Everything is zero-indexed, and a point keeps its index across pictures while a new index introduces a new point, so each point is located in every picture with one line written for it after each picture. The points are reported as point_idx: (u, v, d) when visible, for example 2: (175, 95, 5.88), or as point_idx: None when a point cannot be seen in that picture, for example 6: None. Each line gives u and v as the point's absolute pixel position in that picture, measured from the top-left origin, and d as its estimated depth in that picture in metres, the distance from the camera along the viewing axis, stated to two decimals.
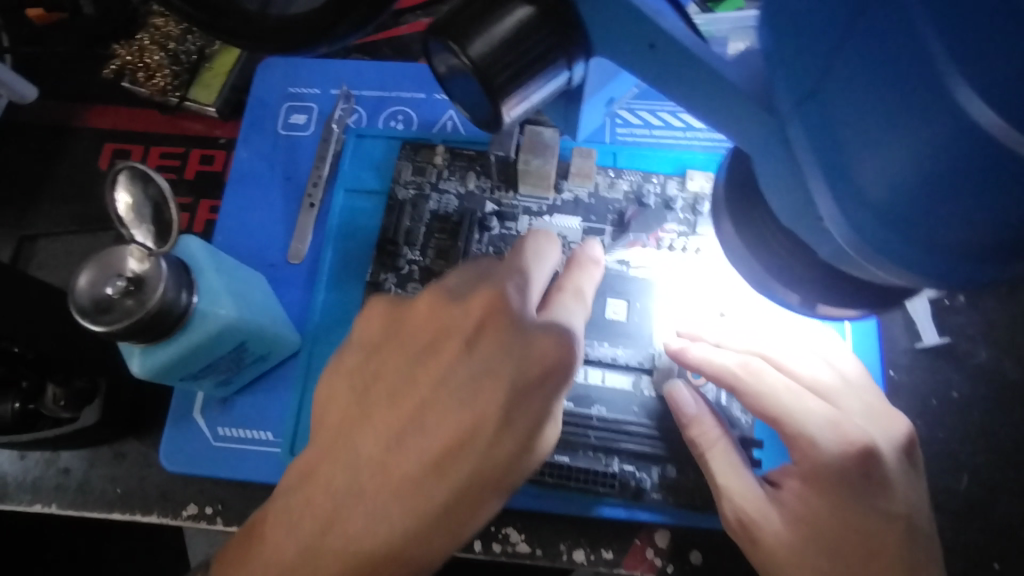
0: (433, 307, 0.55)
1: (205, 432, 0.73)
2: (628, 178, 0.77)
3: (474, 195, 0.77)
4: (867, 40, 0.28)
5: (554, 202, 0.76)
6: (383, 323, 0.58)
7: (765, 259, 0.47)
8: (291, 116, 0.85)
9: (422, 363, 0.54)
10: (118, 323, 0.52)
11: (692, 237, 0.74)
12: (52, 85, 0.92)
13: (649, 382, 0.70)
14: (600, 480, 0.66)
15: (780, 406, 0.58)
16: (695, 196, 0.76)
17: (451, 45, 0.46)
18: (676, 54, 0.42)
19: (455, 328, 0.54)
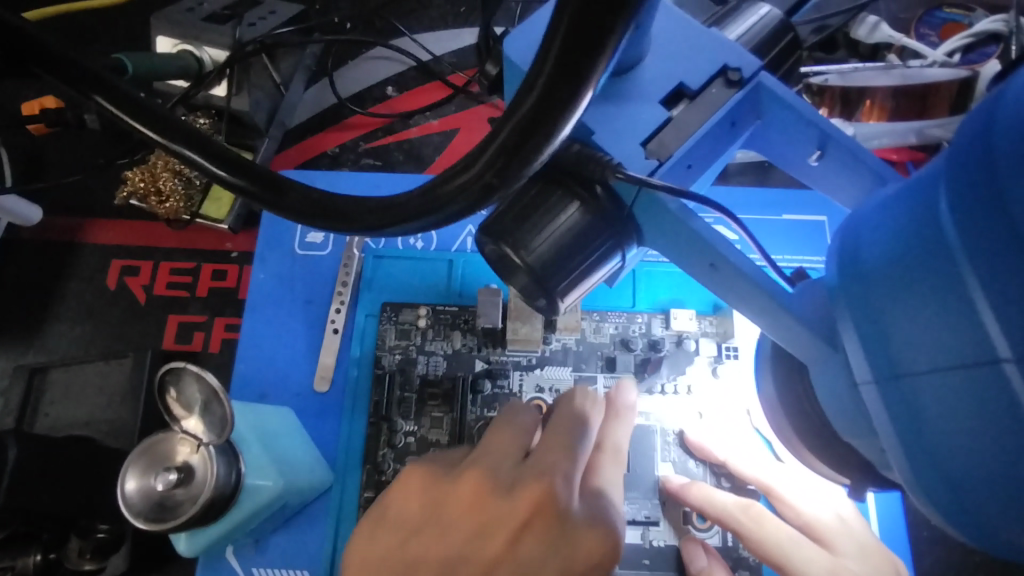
0: (479, 493, 0.52)
1: (239, 574, 0.72)
2: (613, 321, 0.77)
3: (461, 354, 0.75)
4: (964, 379, 0.29)
5: (543, 353, 0.76)
6: (420, 500, 0.54)
7: (818, 446, 0.48)
8: (308, 234, 0.84)
9: (469, 556, 0.51)
10: (172, 518, 0.52)
11: (682, 377, 0.75)
12: (56, 201, 0.90)
13: (658, 533, 0.70)
14: None
15: (780, 555, 0.64)
16: (680, 334, 0.76)
17: (508, 249, 0.47)
18: (736, 275, 0.43)
19: (499, 523, 0.51)
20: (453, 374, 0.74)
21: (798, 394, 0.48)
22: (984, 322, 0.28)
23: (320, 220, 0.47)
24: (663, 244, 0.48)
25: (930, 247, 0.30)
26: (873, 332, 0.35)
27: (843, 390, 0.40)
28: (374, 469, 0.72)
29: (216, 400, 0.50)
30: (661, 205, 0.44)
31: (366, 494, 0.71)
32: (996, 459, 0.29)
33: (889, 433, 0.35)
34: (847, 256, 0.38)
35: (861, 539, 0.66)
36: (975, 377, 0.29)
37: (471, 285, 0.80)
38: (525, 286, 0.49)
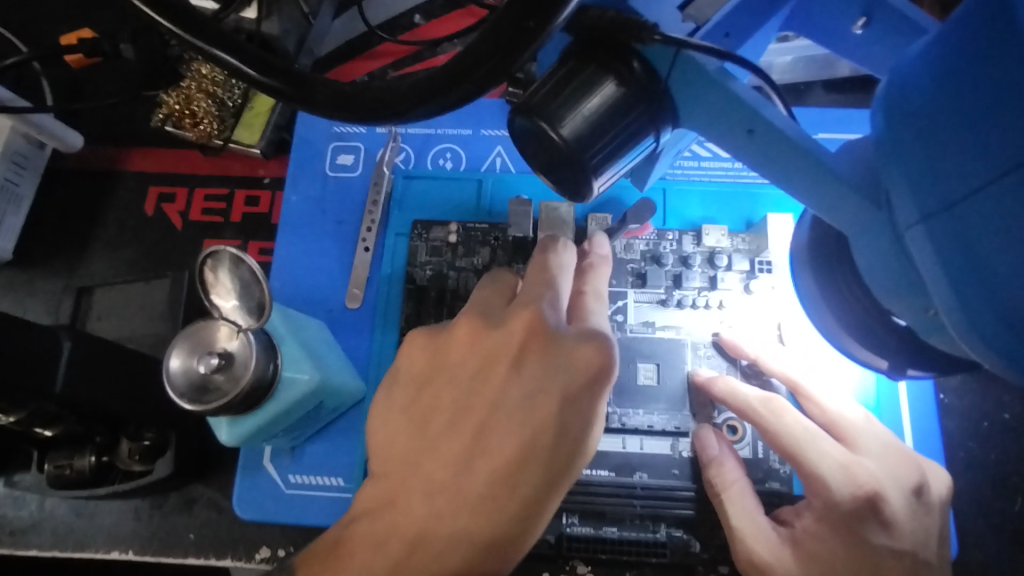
0: (474, 334, 0.54)
1: (276, 480, 0.74)
2: (643, 238, 0.77)
3: (491, 269, 0.76)
4: (1022, 182, 0.28)
5: None
6: (426, 357, 0.56)
7: (857, 325, 0.47)
8: (338, 157, 0.85)
9: (476, 390, 0.52)
10: (212, 402, 0.53)
11: (713, 293, 0.75)
12: (95, 131, 0.92)
13: (687, 444, 0.71)
14: (649, 550, 0.69)
15: (796, 446, 0.62)
16: (712, 250, 0.76)
17: (542, 125, 0.46)
18: (775, 139, 0.43)
19: (501, 350, 0.53)
20: None
21: (840, 277, 0.47)
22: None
23: (348, 113, 0.46)
24: (698, 121, 0.47)
25: (981, 60, 0.30)
26: (920, 167, 0.34)
27: (888, 248, 0.39)
28: None
29: (254, 284, 0.51)
30: (698, 66, 0.44)
31: None
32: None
33: (935, 268, 0.33)
34: (889, 101, 0.36)
35: (887, 439, 0.63)
36: (1021, 180, 0.28)
37: (500, 204, 0.80)
38: (561, 168, 0.49)
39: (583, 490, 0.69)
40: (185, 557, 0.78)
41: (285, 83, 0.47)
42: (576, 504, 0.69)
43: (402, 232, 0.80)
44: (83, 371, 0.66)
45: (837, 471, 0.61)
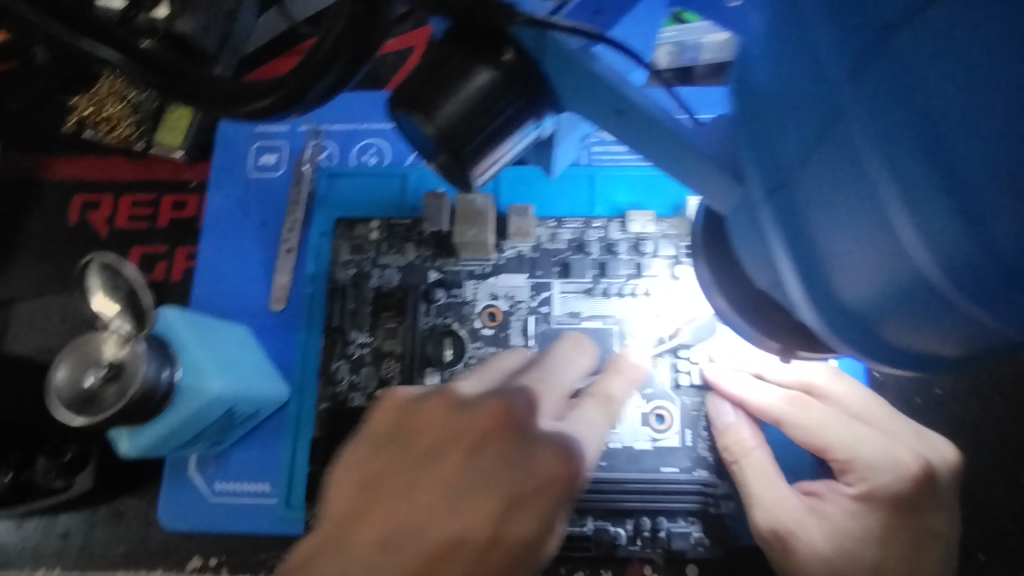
0: (447, 412, 0.52)
1: (202, 489, 0.73)
2: (569, 226, 0.76)
3: (414, 265, 0.75)
4: (832, 160, 0.28)
5: (498, 261, 0.75)
6: (394, 419, 0.54)
7: (748, 306, 0.45)
8: (261, 157, 0.83)
9: (428, 466, 0.50)
10: (101, 414, 0.52)
11: (640, 281, 0.73)
12: (15, 140, 0.90)
13: (614, 436, 0.70)
14: (576, 544, 0.68)
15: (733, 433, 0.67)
16: (638, 236, 0.75)
17: (416, 117, 0.45)
18: (643, 120, 0.41)
19: (461, 434, 0.51)
20: (405, 285, 0.74)
21: (728, 257, 0.46)
22: (841, 87, 0.26)
23: (218, 108, 0.49)
24: (576, 103, 0.45)
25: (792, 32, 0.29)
26: (761, 144, 0.33)
27: (749, 230, 0.37)
28: (329, 381, 0.72)
29: (138, 293, 0.50)
30: (561, 47, 0.42)
31: (322, 406, 0.72)
32: (866, 246, 0.28)
33: (779, 247, 0.33)
34: (738, 74, 0.35)
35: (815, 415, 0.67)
36: (829, 155, 0.28)
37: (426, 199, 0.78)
38: (436, 157, 0.47)
39: None
40: (115, 570, 0.76)
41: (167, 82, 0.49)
42: None
43: (324, 231, 0.78)
44: None
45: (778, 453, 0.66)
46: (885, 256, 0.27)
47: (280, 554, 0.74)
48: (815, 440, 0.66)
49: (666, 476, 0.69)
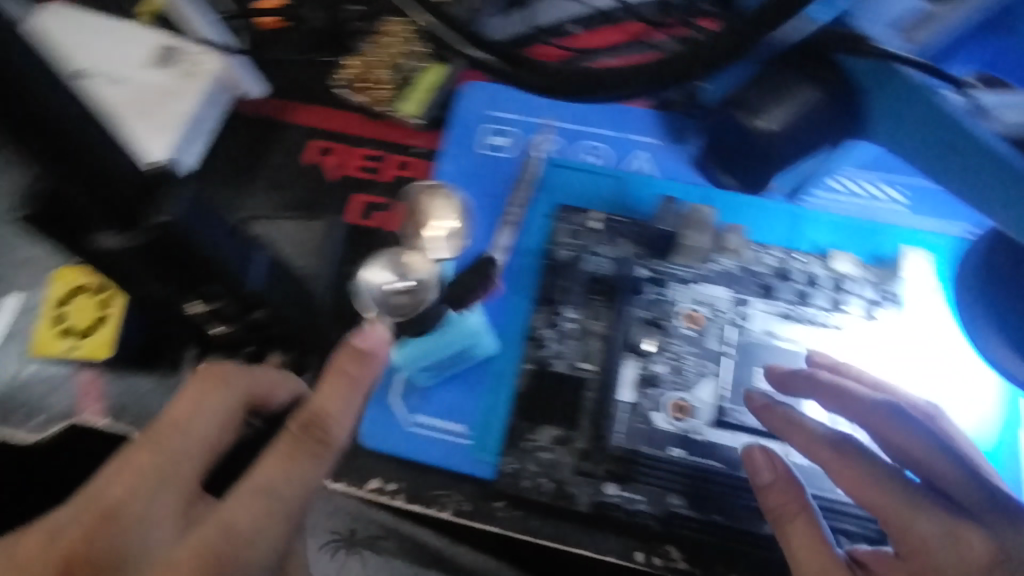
0: (331, 387, 0.57)
1: (402, 416, 0.80)
2: (773, 253, 0.82)
3: (627, 259, 0.82)
4: None
5: (703, 271, 0.81)
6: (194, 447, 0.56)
7: None
8: (493, 137, 0.92)
9: (208, 462, 0.55)
10: (389, 315, 0.60)
11: (835, 314, 0.79)
12: (271, 83, 1.02)
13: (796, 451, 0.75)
14: (747, 540, 0.72)
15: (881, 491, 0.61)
16: (840, 275, 0.80)
17: (749, 116, 0.54)
18: (976, 150, 0.49)
19: (321, 429, 0.57)
20: (618, 275, 0.81)
21: None
22: None
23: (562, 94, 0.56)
24: (895, 131, 0.54)
25: None
26: None
27: None
28: (537, 345, 0.79)
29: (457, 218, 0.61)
30: (906, 79, 0.51)
31: (527, 366, 0.79)
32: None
33: None
34: None
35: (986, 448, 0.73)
36: None
37: (640, 202, 0.86)
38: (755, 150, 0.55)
39: (692, 474, 0.74)
40: None
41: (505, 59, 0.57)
42: (683, 483, 0.74)
43: (545, 213, 0.86)
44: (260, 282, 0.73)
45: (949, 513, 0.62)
46: None
47: (455, 493, 0.77)
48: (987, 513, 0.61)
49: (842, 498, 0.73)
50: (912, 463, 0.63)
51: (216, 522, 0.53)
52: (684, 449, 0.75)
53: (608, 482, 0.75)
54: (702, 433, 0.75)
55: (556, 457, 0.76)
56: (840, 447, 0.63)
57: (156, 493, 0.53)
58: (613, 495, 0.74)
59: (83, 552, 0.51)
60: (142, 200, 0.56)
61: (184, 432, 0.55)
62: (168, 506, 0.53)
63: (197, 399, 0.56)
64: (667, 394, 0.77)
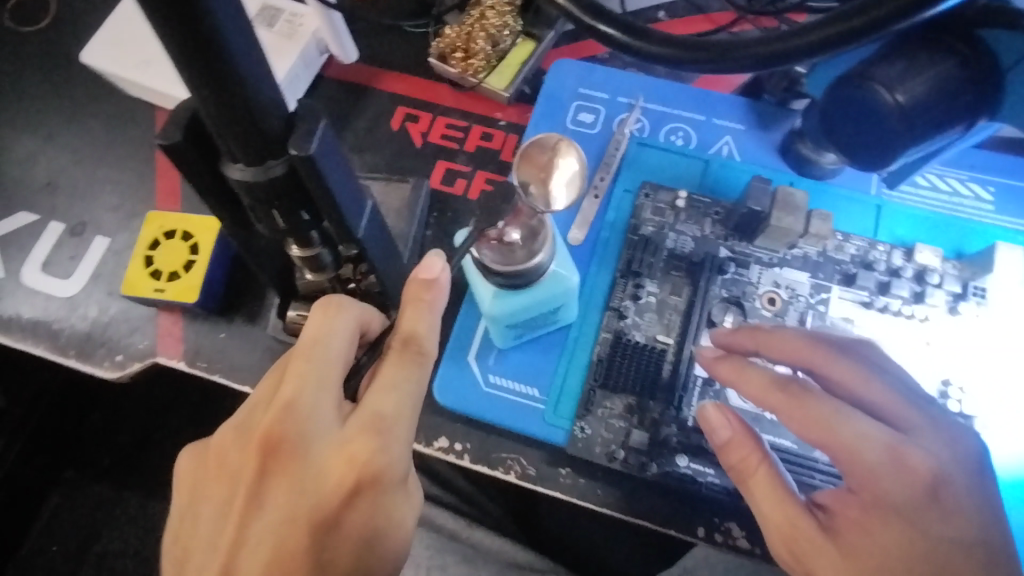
0: (405, 360, 0.60)
1: (476, 376, 0.82)
2: (855, 243, 0.83)
3: (709, 238, 0.83)
4: None
5: (784, 256, 0.83)
6: (294, 403, 0.57)
7: None
8: (579, 114, 0.94)
9: (310, 408, 0.57)
10: (508, 266, 0.64)
11: (916, 306, 0.79)
12: (364, 50, 1.05)
13: None
14: None
15: (825, 429, 0.60)
16: (923, 268, 0.80)
17: (882, 90, 0.54)
18: None
19: (386, 388, 0.58)
20: (700, 252, 0.83)
21: None
22: None
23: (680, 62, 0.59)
24: None
25: None
26: None
27: None
28: (616, 315, 0.80)
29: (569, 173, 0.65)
30: None
31: (605, 335, 0.80)
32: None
33: None
34: None
35: None
36: None
37: (723, 184, 0.88)
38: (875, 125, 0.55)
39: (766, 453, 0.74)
40: None
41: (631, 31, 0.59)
42: None
43: (629, 189, 0.88)
44: None
45: (840, 455, 0.60)
46: None
47: (521, 457, 0.80)
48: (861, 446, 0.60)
49: None
50: (855, 401, 0.63)
51: (377, 411, 0.57)
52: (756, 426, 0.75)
53: (679, 454, 0.74)
54: (775, 412, 0.76)
55: (628, 426, 0.76)
56: (791, 391, 0.62)
57: (316, 395, 0.57)
58: (683, 467, 0.74)
59: (271, 449, 0.56)
60: (278, 135, 0.59)
61: (323, 346, 0.59)
62: (327, 401, 0.58)
63: (320, 324, 0.59)
64: None
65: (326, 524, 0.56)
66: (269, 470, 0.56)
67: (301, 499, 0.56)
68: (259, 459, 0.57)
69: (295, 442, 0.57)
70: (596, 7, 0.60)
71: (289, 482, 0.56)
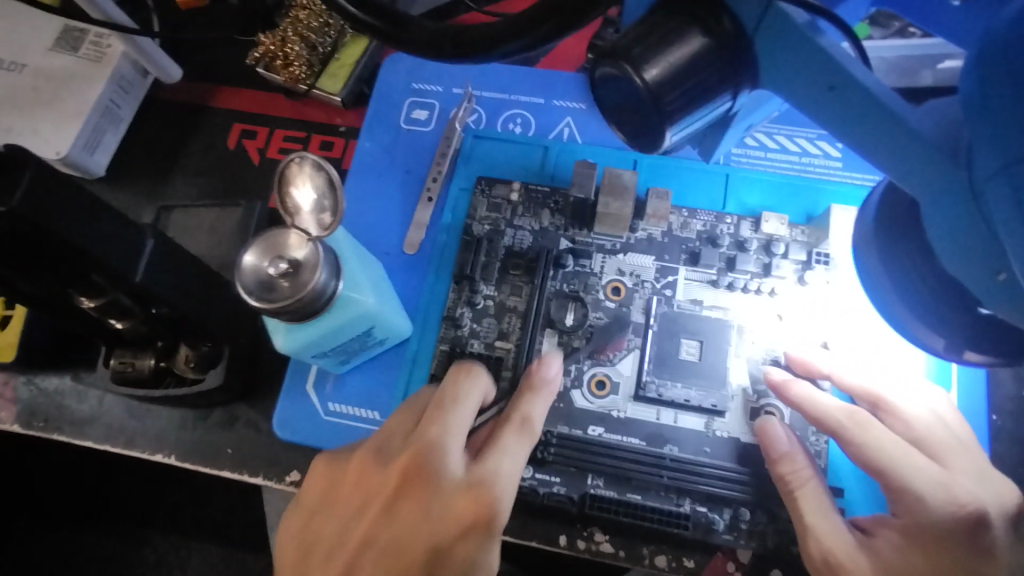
0: (518, 433, 0.62)
1: (316, 406, 0.78)
2: (701, 219, 0.78)
3: (547, 231, 0.78)
4: None
5: (628, 240, 0.77)
6: (386, 468, 0.60)
7: (934, 308, 0.45)
8: (413, 111, 0.88)
9: (422, 465, 0.59)
10: (278, 302, 0.57)
11: (764, 279, 0.75)
12: (193, 67, 0.98)
13: (721, 424, 0.71)
14: (673, 521, 0.68)
15: (884, 460, 0.62)
16: (769, 238, 0.76)
17: (627, 67, 0.47)
18: (862, 100, 0.43)
19: (487, 471, 0.59)
20: (538, 247, 0.77)
21: (906, 263, 0.46)
22: None
23: (438, 54, 0.56)
24: (782, 80, 0.47)
25: None
26: (1004, 119, 0.34)
27: (966, 213, 0.38)
28: (451, 325, 0.76)
29: (328, 193, 0.56)
30: (788, 18, 0.43)
31: (442, 347, 0.75)
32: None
33: (1004, 219, 0.34)
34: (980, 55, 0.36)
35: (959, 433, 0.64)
36: None
37: (564, 170, 0.82)
38: (630, 105, 0.50)
39: (612, 454, 0.70)
40: (224, 470, 0.82)
41: (383, 23, 0.56)
42: (603, 465, 0.69)
43: (465, 186, 0.82)
44: None
45: (936, 490, 0.60)
46: None
47: None
48: (888, 458, 0.62)
49: (763, 472, 0.69)
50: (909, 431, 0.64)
51: (496, 468, 0.59)
52: (603, 426, 0.71)
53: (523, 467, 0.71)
54: (621, 409, 0.72)
55: None
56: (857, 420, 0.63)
57: (455, 440, 0.60)
58: (528, 480, 0.71)
59: (402, 480, 0.59)
60: None
61: (459, 406, 0.62)
62: (461, 450, 0.61)
63: (456, 385, 0.63)
64: (588, 369, 0.73)
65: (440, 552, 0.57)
66: (406, 500, 0.58)
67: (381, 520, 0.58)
68: (381, 493, 0.59)
69: (409, 483, 0.59)
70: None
71: (387, 513, 0.58)
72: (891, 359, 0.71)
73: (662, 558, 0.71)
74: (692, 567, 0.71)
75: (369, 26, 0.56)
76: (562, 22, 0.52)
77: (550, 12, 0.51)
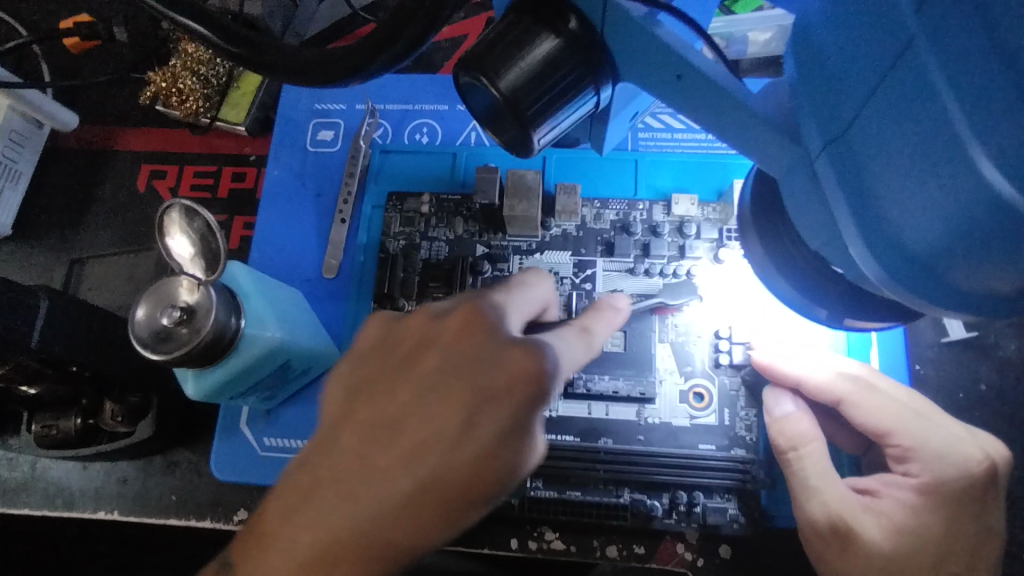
0: (587, 324, 0.55)
1: (252, 443, 0.77)
2: (614, 208, 0.78)
3: (463, 239, 0.78)
4: (886, 107, 0.29)
5: (543, 239, 0.77)
6: (414, 335, 0.51)
7: (810, 281, 0.45)
8: (318, 133, 0.87)
9: (460, 334, 0.49)
10: (177, 351, 0.55)
11: (679, 262, 0.75)
12: (91, 113, 0.96)
13: (652, 411, 0.71)
14: (612, 513, 0.69)
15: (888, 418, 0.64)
16: (681, 219, 0.77)
17: (483, 80, 0.47)
18: (705, 85, 0.43)
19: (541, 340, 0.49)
20: (455, 256, 0.77)
21: (781, 238, 0.46)
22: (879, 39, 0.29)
23: (306, 78, 0.53)
24: (636, 73, 0.47)
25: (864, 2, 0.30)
26: (822, 96, 0.34)
27: (810, 189, 0.39)
28: None
29: (210, 235, 0.55)
30: (624, 13, 0.43)
31: None
32: (919, 179, 0.29)
33: (837, 194, 0.34)
34: (796, 36, 0.36)
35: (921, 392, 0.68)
36: (896, 84, 0.28)
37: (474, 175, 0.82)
38: (495, 114, 0.49)
39: (546, 453, 0.70)
40: (169, 517, 0.81)
41: (247, 49, 0.53)
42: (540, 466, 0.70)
43: (377, 202, 0.81)
44: (63, 337, 0.68)
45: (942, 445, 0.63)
46: (934, 193, 0.28)
47: None
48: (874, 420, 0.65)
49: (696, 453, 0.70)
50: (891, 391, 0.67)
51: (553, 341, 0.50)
52: None
53: None
54: (553, 408, 0.72)
55: None
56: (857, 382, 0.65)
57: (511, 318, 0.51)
58: None
59: (459, 328, 0.49)
60: None
61: (527, 288, 0.54)
62: (516, 321, 0.51)
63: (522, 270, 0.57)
64: None
65: (487, 399, 0.46)
66: (457, 342, 0.49)
67: (433, 360, 0.49)
68: (437, 337, 0.50)
69: (463, 333, 0.49)
70: (220, 25, 0.52)
71: (440, 358, 0.48)
72: (807, 328, 0.73)
73: (613, 547, 0.71)
74: (643, 553, 0.71)
75: (232, 53, 0.53)
76: (420, 35, 0.51)
77: (404, 27, 0.50)
